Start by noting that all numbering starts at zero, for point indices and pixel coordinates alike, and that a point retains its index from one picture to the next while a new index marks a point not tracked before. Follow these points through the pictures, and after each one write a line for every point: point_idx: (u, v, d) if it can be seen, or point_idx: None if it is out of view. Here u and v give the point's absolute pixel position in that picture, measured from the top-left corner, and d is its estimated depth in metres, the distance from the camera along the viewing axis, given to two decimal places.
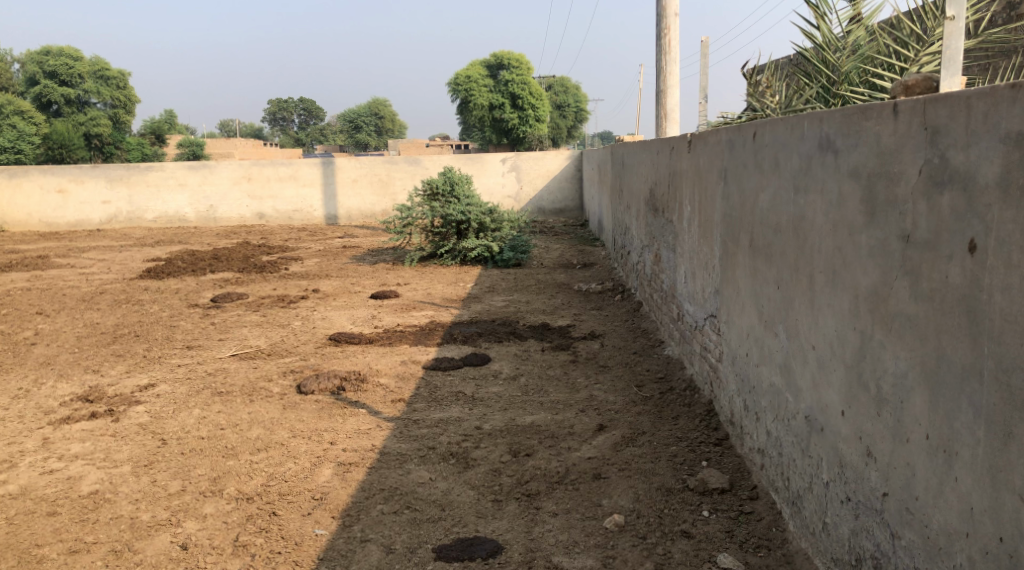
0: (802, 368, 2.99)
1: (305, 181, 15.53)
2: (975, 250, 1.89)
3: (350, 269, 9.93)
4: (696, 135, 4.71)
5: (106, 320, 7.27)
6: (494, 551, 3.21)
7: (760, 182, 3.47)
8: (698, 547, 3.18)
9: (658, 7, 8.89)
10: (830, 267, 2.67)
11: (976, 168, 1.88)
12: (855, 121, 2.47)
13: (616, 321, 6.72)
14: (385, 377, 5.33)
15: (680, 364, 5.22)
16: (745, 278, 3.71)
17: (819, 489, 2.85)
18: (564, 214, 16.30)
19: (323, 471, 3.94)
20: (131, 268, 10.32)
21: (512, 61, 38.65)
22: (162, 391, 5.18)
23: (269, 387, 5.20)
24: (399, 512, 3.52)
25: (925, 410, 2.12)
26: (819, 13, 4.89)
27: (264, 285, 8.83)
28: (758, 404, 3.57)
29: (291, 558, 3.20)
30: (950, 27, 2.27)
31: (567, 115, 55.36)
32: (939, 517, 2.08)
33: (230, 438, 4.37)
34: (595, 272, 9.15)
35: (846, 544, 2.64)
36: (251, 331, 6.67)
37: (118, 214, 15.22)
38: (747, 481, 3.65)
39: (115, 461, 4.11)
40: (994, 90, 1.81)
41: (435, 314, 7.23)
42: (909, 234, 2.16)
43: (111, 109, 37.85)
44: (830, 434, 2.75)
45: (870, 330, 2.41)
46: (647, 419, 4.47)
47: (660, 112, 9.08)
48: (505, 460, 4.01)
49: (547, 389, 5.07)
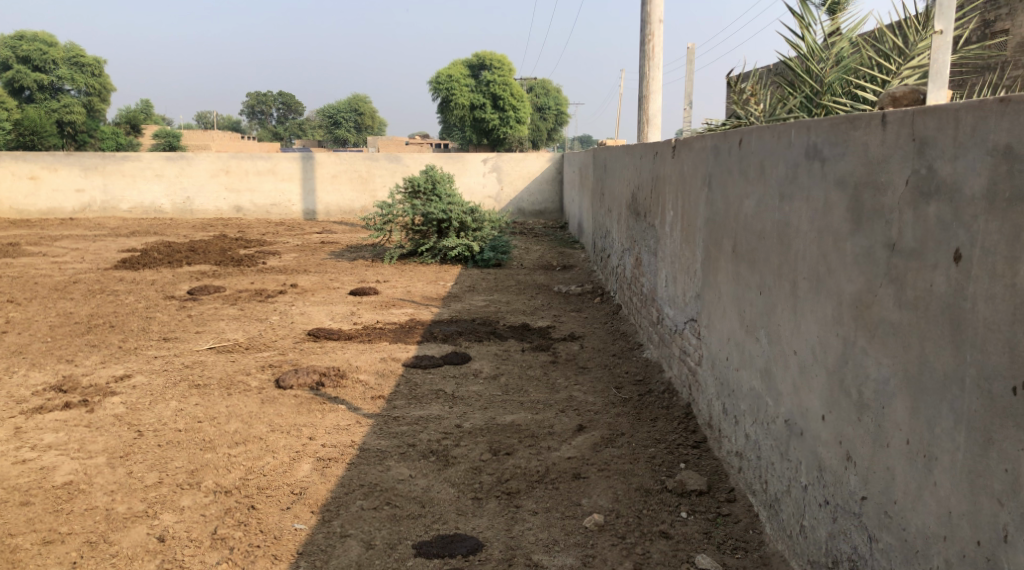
0: (783, 372, 3.03)
1: (284, 176, 15.49)
2: (960, 260, 1.93)
3: (328, 265, 9.87)
4: (681, 140, 4.75)
5: (80, 310, 7.17)
6: (474, 549, 3.21)
7: (745, 189, 3.51)
8: (676, 547, 3.21)
9: (643, 12, 8.93)
10: (815, 274, 2.72)
11: (963, 180, 1.92)
12: (842, 130, 2.52)
13: (596, 324, 6.76)
14: (365, 374, 5.32)
15: (658, 367, 5.26)
16: (727, 283, 3.75)
17: (798, 492, 2.90)
18: (544, 216, 16.37)
19: (302, 465, 3.92)
20: (105, 258, 10.17)
21: (494, 61, 38.60)
22: (138, 382, 5.13)
23: (247, 380, 5.17)
24: (379, 508, 3.52)
25: (907, 415, 2.16)
26: (804, 23, 4.97)
27: (241, 279, 8.75)
28: (738, 408, 3.61)
29: (270, 552, 3.18)
30: (938, 40, 2.30)
31: (548, 117, 55.47)
32: (917, 520, 2.13)
33: (208, 431, 4.33)
34: (575, 274, 9.19)
35: (824, 547, 2.68)
36: (229, 325, 6.62)
37: (92, 203, 14.97)
38: (724, 483, 3.68)
39: (89, 452, 4.06)
40: (983, 103, 1.85)
41: (414, 312, 7.23)
42: (895, 243, 2.20)
43: (86, 96, 37.02)
44: (810, 438, 2.79)
45: (852, 337, 2.46)
46: (626, 420, 4.51)
47: (642, 117, 9.16)
48: (486, 458, 4.02)
49: (526, 388, 5.08)
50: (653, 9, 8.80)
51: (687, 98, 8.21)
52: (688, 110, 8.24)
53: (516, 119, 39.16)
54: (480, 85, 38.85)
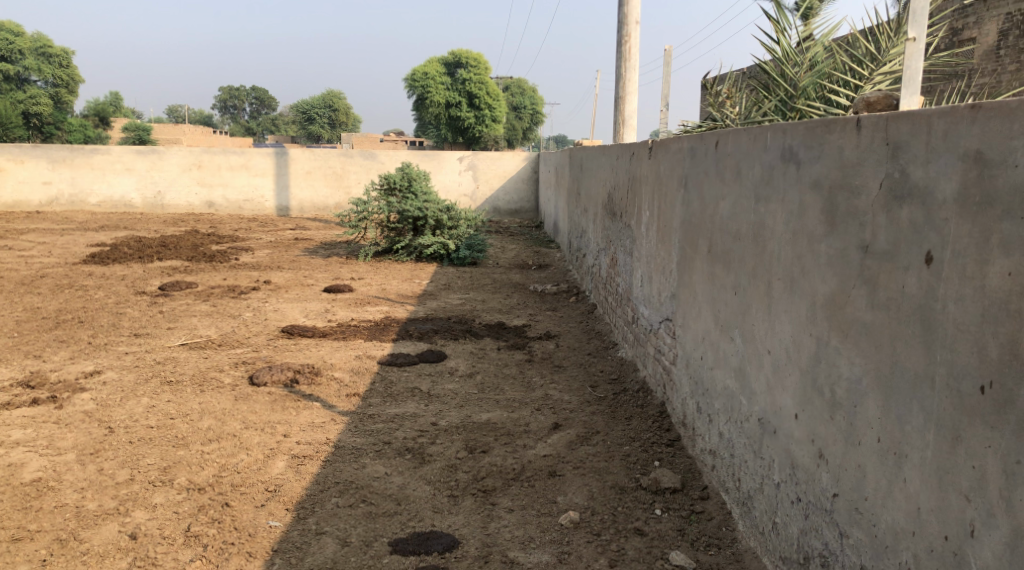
0: (757, 371, 3.07)
1: (257, 171, 15.36)
2: (931, 262, 1.98)
3: (302, 262, 9.81)
4: (658, 142, 4.79)
5: (48, 305, 7.05)
6: (450, 546, 3.22)
7: (721, 191, 3.56)
8: (650, 544, 3.25)
9: (620, 14, 8.98)
10: (789, 275, 2.76)
11: (935, 184, 1.97)
12: (818, 134, 2.56)
13: (571, 323, 6.80)
14: (340, 371, 5.29)
15: (633, 366, 5.30)
16: (703, 284, 3.80)
17: (771, 489, 2.95)
18: (519, 215, 16.41)
19: (276, 463, 3.89)
20: (74, 252, 10.00)
21: (470, 57, 38.08)
22: (109, 378, 5.06)
23: (220, 377, 5.12)
24: (354, 505, 3.51)
25: (878, 414, 2.21)
26: (780, 28, 5.04)
27: (213, 275, 8.66)
28: (712, 407, 3.65)
29: (244, 550, 3.16)
30: (911, 47, 2.34)
31: (524, 116, 55.51)
32: (887, 516, 2.17)
33: (180, 428, 4.29)
34: (550, 273, 9.23)
35: (795, 543, 2.72)
36: (201, 321, 6.55)
37: (59, 197, 14.71)
38: (698, 481, 3.72)
39: (58, 449, 4.00)
40: (955, 109, 1.90)
41: (389, 310, 7.21)
42: (868, 244, 2.25)
43: (53, 87, 36.26)
44: (783, 436, 2.84)
45: (825, 336, 2.50)
46: (601, 418, 4.54)
47: (618, 118, 9.22)
48: (462, 456, 4.02)
49: (502, 387, 5.10)
50: (630, 11, 8.85)
51: (663, 100, 8.29)
52: (664, 112, 8.31)
53: (492, 118, 39.16)
54: (455, 83, 38.74)
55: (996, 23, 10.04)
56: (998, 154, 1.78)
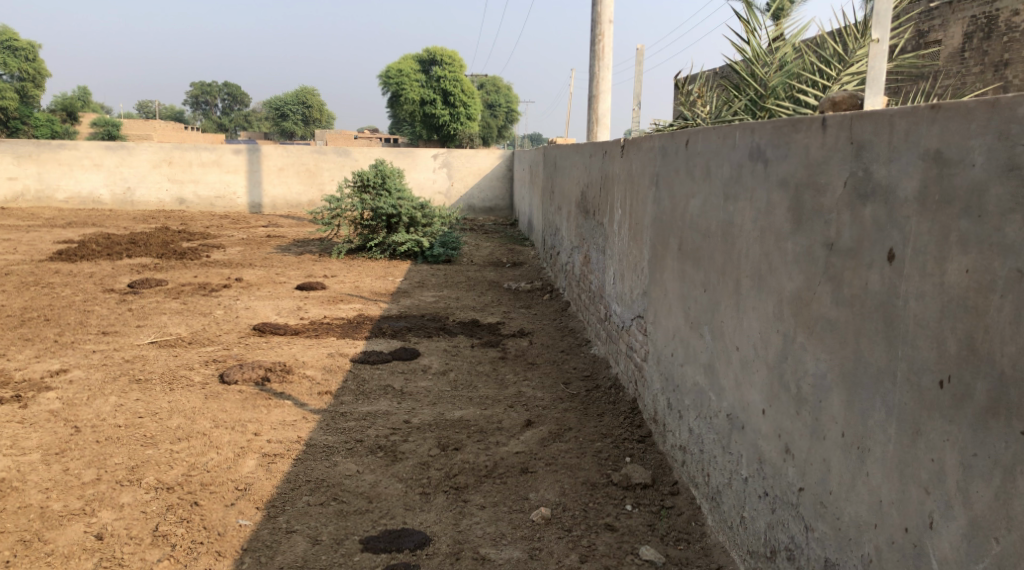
0: (725, 367, 3.11)
1: (229, 167, 15.21)
2: (893, 259, 2.01)
3: (275, 259, 9.73)
4: (630, 140, 4.82)
5: (13, 303, 6.93)
6: (421, 543, 3.22)
7: (691, 189, 3.59)
8: (621, 539, 3.27)
9: (594, 12, 9.01)
10: (757, 272, 2.80)
11: (897, 182, 2.00)
12: (785, 133, 2.60)
13: (545, 320, 6.81)
14: (312, 369, 5.26)
15: (605, 364, 5.33)
16: (673, 281, 3.83)
17: (738, 484, 2.98)
18: (494, 213, 16.43)
19: (247, 461, 3.87)
20: (40, 249, 9.83)
21: (444, 56, 38.05)
22: (75, 376, 5.00)
23: (190, 375, 5.07)
24: (325, 503, 3.49)
25: (842, 409, 2.25)
26: (750, 27, 5.10)
27: (184, 272, 8.56)
28: (682, 402, 3.68)
29: (212, 549, 3.13)
30: (875, 48, 2.37)
31: (499, 115, 55.57)
32: (850, 509, 2.21)
33: (149, 426, 4.23)
34: (524, 271, 9.24)
35: (762, 537, 2.76)
36: (171, 319, 6.47)
37: (25, 192, 14.44)
38: (668, 477, 3.75)
39: (22, 449, 3.93)
40: (916, 109, 1.93)
41: (363, 307, 7.18)
42: (832, 242, 2.29)
43: (18, 82, 35.66)
44: (750, 431, 2.87)
45: (791, 333, 2.54)
46: (573, 415, 4.56)
47: (592, 117, 9.25)
48: (434, 453, 4.02)
49: (476, 384, 5.11)
50: (604, 10, 8.89)
51: (637, 98, 8.33)
52: (637, 110, 8.36)
53: (467, 115, 39.19)
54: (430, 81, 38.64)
55: (961, 26, 10.22)
56: (957, 154, 1.82)
